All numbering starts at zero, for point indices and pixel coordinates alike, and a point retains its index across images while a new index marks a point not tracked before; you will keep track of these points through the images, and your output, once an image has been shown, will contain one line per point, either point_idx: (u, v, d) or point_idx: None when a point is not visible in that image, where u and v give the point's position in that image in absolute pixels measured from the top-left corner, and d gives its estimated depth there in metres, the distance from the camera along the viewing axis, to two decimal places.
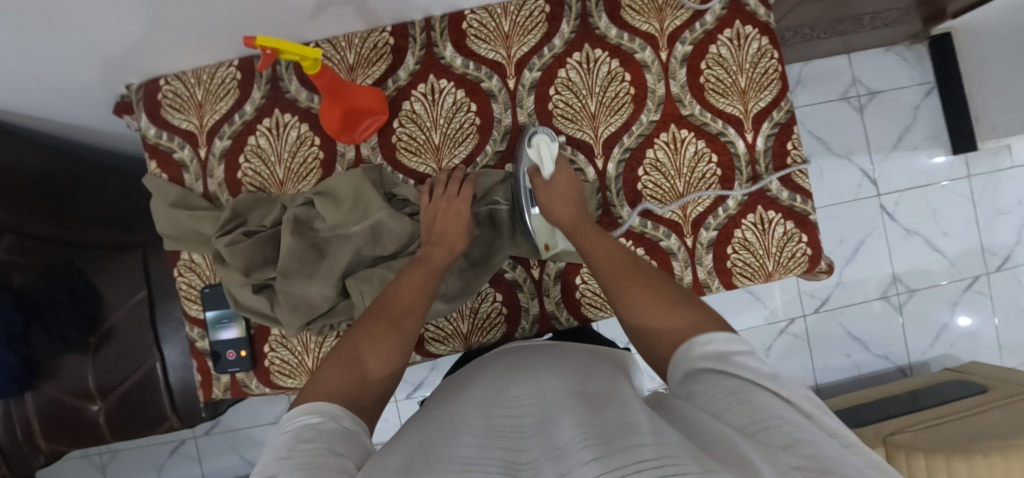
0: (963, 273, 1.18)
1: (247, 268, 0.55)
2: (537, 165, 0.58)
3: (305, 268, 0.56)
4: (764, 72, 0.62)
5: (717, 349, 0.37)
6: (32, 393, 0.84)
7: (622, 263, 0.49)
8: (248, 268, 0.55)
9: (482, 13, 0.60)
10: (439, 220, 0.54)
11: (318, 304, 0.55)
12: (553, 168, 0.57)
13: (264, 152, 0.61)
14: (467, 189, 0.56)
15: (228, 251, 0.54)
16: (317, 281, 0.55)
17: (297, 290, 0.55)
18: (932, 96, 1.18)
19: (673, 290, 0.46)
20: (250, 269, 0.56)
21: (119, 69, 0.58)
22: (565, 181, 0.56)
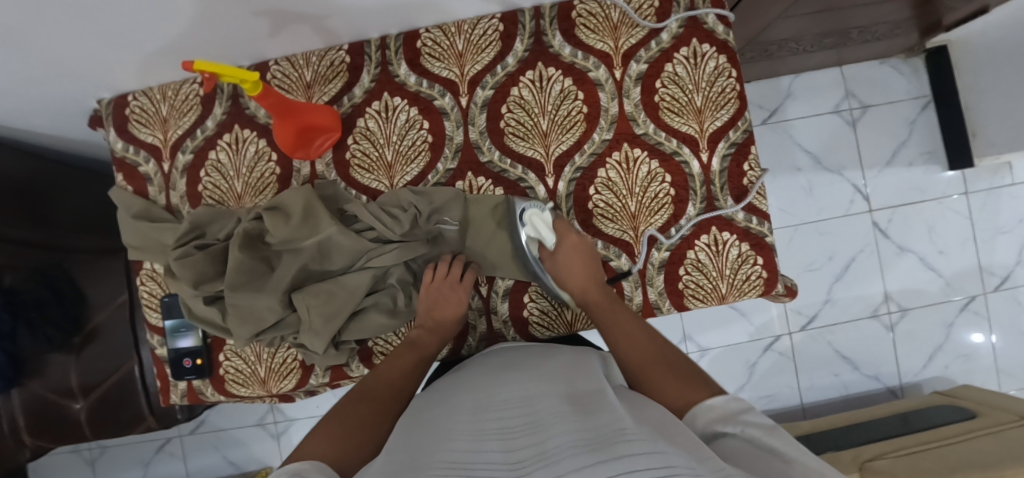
0: (959, 293, 1.14)
1: (196, 280, 0.56)
2: (537, 238, 0.57)
3: (253, 282, 0.57)
4: (721, 91, 0.61)
5: (727, 413, 0.37)
6: (18, 390, 0.88)
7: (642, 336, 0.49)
8: (198, 280, 0.56)
9: (436, 32, 0.61)
10: (437, 308, 0.56)
11: (265, 317, 0.56)
12: (553, 236, 0.57)
13: (224, 166, 0.63)
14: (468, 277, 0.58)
15: (178, 263, 0.55)
16: (264, 295, 0.56)
17: (245, 303, 0.56)
18: (930, 110, 1.14)
19: (692, 370, 0.45)
20: (200, 281, 0.56)
21: (86, 85, 0.60)
22: (573, 245, 0.56)
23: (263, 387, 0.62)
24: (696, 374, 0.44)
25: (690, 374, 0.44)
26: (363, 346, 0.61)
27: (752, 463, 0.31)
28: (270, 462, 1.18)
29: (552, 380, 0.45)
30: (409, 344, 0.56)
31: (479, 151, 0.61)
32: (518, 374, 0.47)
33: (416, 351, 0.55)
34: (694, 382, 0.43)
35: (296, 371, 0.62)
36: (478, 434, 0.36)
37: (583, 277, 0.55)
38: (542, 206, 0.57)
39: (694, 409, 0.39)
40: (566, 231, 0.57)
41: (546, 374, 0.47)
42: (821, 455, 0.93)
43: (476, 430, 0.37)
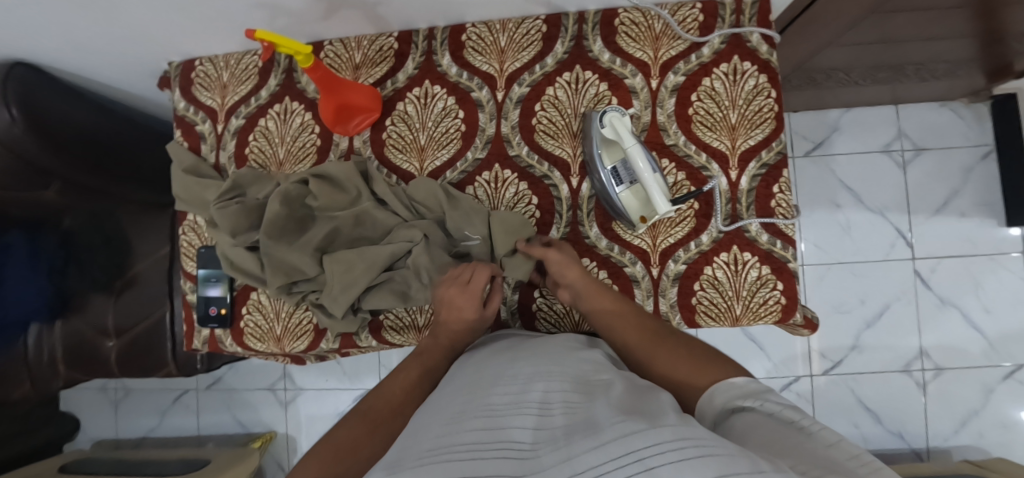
0: (1004, 358, 1.06)
1: (234, 230, 0.60)
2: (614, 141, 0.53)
3: (286, 238, 0.60)
4: (757, 110, 0.60)
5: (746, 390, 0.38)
6: (63, 323, 0.97)
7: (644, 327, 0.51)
8: (235, 230, 0.61)
9: (482, 27, 0.64)
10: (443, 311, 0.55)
11: (296, 269, 0.60)
12: (631, 140, 0.53)
13: (271, 134, 0.67)
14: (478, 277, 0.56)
15: (219, 212, 0.60)
16: (294, 250, 0.59)
17: (278, 256, 0.59)
18: (990, 159, 1.07)
19: (701, 350, 0.48)
20: (238, 231, 0.61)
21: (160, 47, 0.66)
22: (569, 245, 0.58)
23: (278, 344, 0.66)
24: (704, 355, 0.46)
25: (702, 354, 0.46)
26: (374, 318, 0.64)
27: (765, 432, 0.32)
28: (275, 428, 1.22)
29: (563, 365, 0.45)
30: (419, 356, 0.56)
31: (508, 144, 0.62)
32: (530, 357, 0.47)
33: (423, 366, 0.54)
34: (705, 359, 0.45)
35: (309, 333, 0.64)
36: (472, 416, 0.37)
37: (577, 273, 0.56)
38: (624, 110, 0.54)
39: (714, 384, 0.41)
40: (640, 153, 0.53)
41: (556, 358, 0.47)
42: None
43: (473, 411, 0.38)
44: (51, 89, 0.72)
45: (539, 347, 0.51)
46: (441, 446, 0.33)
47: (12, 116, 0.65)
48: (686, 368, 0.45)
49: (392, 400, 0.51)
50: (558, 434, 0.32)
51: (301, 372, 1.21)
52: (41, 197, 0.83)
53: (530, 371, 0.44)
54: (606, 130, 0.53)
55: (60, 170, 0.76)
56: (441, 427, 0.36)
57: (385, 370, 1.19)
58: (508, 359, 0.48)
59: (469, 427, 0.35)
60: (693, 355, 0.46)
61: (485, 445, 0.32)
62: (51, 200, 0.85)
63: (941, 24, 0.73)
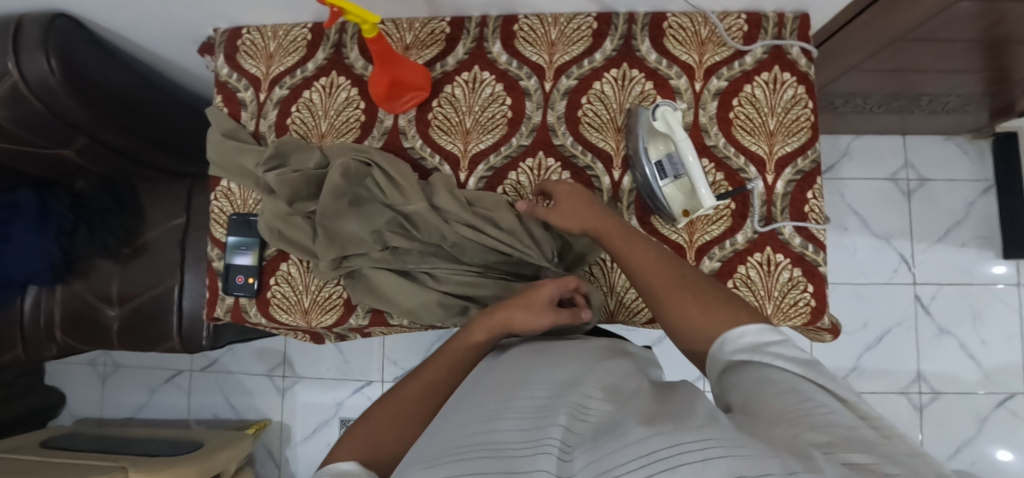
0: (998, 388, 1.09)
1: (291, 197, 0.60)
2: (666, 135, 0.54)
3: (342, 211, 0.59)
4: (795, 119, 0.63)
5: (752, 340, 0.36)
6: (63, 286, 0.94)
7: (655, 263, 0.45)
8: (292, 198, 0.60)
9: (534, 19, 0.65)
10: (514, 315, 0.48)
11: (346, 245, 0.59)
12: (684, 134, 0.54)
13: (314, 106, 0.67)
14: (543, 291, 0.50)
15: (277, 179, 0.59)
16: (353, 220, 0.60)
17: (335, 226, 0.59)
18: (989, 194, 1.12)
19: (713, 288, 0.42)
20: (294, 199, 0.60)
21: (210, 12, 0.66)
22: (564, 194, 0.55)
23: (305, 317, 0.65)
24: (717, 293, 0.42)
25: (713, 295, 0.41)
26: None
27: (777, 395, 0.31)
28: (269, 416, 1.19)
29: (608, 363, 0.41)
30: (458, 340, 0.49)
31: (553, 134, 0.64)
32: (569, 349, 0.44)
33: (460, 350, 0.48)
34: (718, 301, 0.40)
35: (338, 307, 0.64)
36: (479, 405, 0.36)
37: (578, 224, 0.52)
38: (675, 105, 0.55)
39: (724, 334, 0.38)
40: (690, 145, 0.54)
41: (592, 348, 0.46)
42: None
43: (480, 400, 0.36)
44: (93, 47, 0.71)
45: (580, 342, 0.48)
46: (455, 445, 0.31)
47: (50, 67, 0.65)
48: (707, 314, 0.40)
49: (427, 389, 0.46)
50: (587, 437, 0.30)
51: (301, 359, 1.19)
52: (61, 155, 0.82)
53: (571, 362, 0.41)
54: (658, 123, 0.54)
55: (87, 128, 0.75)
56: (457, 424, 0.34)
57: (388, 363, 1.17)
58: (538, 348, 0.45)
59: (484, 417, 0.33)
60: (705, 293, 0.41)
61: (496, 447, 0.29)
62: (69, 159, 0.83)
63: (958, 58, 0.77)
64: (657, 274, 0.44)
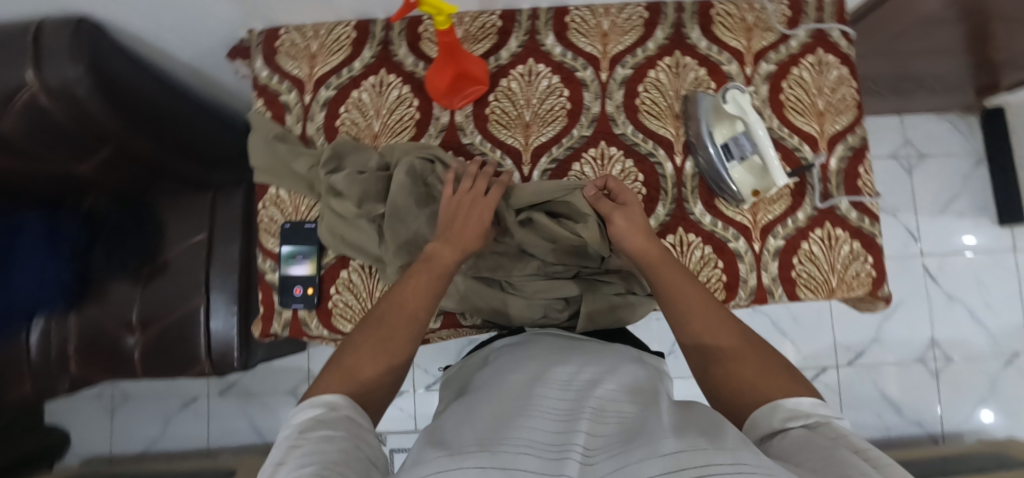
0: (1004, 347, 1.16)
1: (360, 199, 0.59)
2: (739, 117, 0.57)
3: (407, 209, 0.58)
4: (842, 98, 0.65)
5: (798, 411, 0.37)
6: (76, 314, 0.88)
7: (718, 311, 0.46)
8: (361, 199, 0.59)
9: (585, 11, 0.65)
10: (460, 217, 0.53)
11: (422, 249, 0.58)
12: (756, 115, 0.56)
13: (365, 105, 0.65)
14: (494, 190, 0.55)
15: (346, 179, 0.58)
16: (418, 214, 0.59)
17: (400, 227, 0.58)
18: (981, 167, 1.20)
19: (768, 357, 0.43)
20: (363, 201, 0.59)
21: (250, 12, 0.64)
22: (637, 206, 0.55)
23: None
24: (780, 369, 0.42)
25: (773, 366, 0.42)
26: None
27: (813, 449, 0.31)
28: None
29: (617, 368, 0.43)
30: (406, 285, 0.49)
31: (613, 123, 0.64)
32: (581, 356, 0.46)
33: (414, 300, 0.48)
34: (778, 373, 0.41)
35: None
36: (498, 413, 0.35)
37: (640, 240, 0.52)
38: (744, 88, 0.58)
39: (776, 400, 0.38)
40: (762, 124, 0.56)
41: (599, 358, 0.46)
42: None
43: (498, 408, 0.36)
44: (116, 52, 0.67)
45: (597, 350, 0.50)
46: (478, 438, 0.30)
47: (77, 74, 0.61)
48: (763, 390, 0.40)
49: (384, 342, 0.46)
50: (608, 440, 0.30)
51: None
52: (74, 172, 0.77)
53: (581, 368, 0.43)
54: (729, 105, 0.57)
55: (110, 139, 0.70)
56: (478, 423, 0.33)
57: (420, 370, 1.15)
58: (552, 358, 0.47)
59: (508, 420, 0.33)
60: (762, 359, 0.42)
61: (507, 439, 0.30)
62: (83, 176, 0.78)
63: (964, 38, 0.82)
64: (712, 324, 0.45)
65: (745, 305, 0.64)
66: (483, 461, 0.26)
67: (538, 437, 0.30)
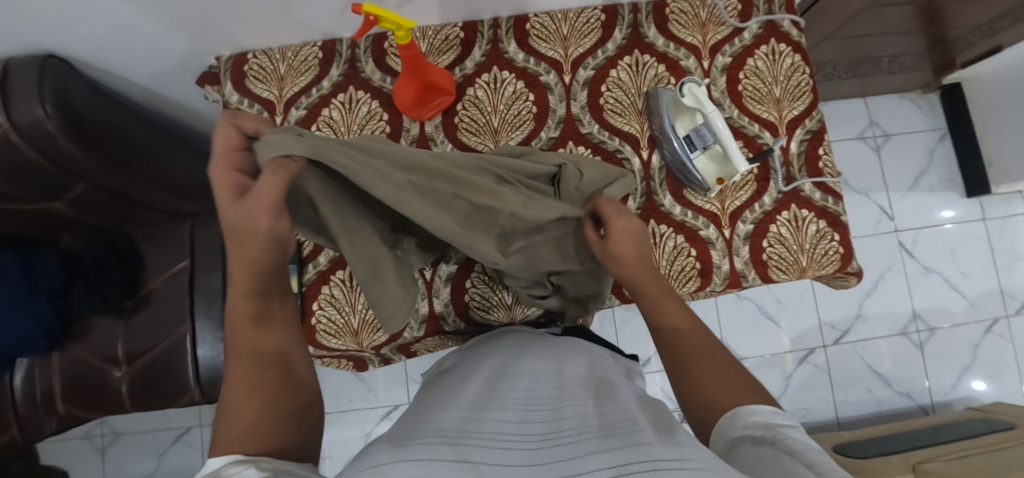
0: (983, 314, 1.19)
1: None
2: (698, 108, 0.59)
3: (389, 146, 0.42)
4: (797, 85, 0.68)
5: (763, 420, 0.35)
6: (60, 353, 0.89)
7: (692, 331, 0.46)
8: None
9: (544, 17, 0.67)
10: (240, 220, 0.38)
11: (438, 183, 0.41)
12: (713, 105, 0.59)
13: (336, 123, 0.67)
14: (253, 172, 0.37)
15: None
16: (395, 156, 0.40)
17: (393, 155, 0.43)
18: (946, 141, 1.23)
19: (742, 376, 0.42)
20: None
21: (217, 38, 0.65)
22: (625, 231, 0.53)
23: (355, 339, 0.63)
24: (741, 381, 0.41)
25: (741, 378, 0.41)
26: (458, 301, 0.64)
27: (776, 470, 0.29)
28: None
29: (565, 370, 0.47)
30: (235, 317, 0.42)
31: (579, 123, 0.66)
32: (536, 358, 0.50)
33: (241, 316, 0.41)
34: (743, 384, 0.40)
35: None
36: (473, 405, 0.40)
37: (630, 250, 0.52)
38: (699, 81, 0.60)
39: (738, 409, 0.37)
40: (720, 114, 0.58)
41: (551, 354, 0.52)
42: (868, 460, 0.94)
43: (471, 399, 0.42)
44: (84, 85, 0.67)
45: (551, 348, 0.54)
46: (458, 427, 0.35)
47: (46, 112, 0.61)
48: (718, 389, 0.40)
49: (251, 383, 0.38)
50: (562, 429, 0.34)
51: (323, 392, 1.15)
52: (50, 210, 0.77)
53: (536, 371, 0.47)
54: (686, 97, 0.59)
55: (85, 174, 0.71)
56: (456, 413, 0.38)
57: (413, 381, 1.15)
58: (511, 358, 0.51)
59: (482, 412, 0.38)
60: (731, 376, 0.41)
61: (472, 432, 0.34)
62: (58, 213, 0.78)
63: (910, 18, 0.86)
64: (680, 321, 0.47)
65: (720, 290, 0.66)
66: (432, 452, 0.29)
67: (498, 430, 0.35)
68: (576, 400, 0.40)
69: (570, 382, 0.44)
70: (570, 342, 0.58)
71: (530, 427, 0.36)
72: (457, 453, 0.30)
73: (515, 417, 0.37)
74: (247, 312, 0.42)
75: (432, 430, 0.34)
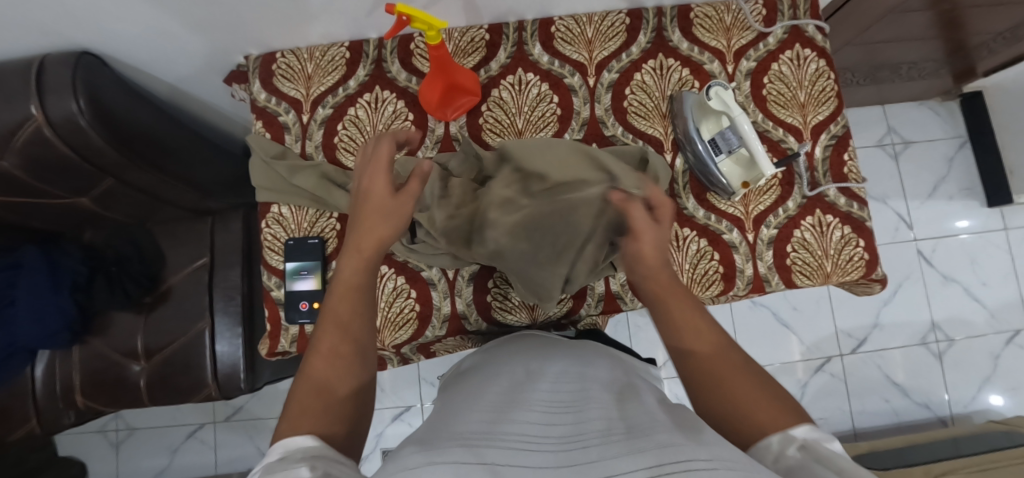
0: (1004, 325, 1.17)
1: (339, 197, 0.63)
2: (725, 112, 0.59)
3: None
4: (822, 90, 0.67)
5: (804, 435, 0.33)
6: (81, 347, 0.90)
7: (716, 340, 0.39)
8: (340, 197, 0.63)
9: (569, 20, 0.68)
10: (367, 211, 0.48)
11: None
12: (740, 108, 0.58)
13: (361, 122, 0.67)
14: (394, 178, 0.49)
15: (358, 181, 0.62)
16: None
17: None
18: (966, 149, 1.22)
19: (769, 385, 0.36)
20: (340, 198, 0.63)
21: (247, 37, 0.66)
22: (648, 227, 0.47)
23: (377, 337, 0.64)
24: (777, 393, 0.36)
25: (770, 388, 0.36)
26: (480, 300, 0.64)
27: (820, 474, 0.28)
28: None
29: (588, 374, 0.47)
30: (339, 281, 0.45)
31: (603, 126, 0.66)
32: (557, 361, 0.50)
33: (351, 287, 0.44)
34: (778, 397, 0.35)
35: (412, 321, 0.64)
36: (500, 408, 0.40)
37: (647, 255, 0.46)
38: (726, 84, 0.60)
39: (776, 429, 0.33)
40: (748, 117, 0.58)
41: (576, 358, 0.52)
42: (887, 471, 0.92)
43: (499, 401, 0.42)
44: (116, 84, 0.69)
45: (571, 353, 0.54)
46: (486, 431, 0.34)
47: (79, 107, 0.63)
48: (745, 392, 0.36)
49: (334, 382, 0.38)
50: (586, 432, 0.34)
51: None
52: (76, 204, 0.78)
53: (558, 374, 0.47)
54: (713, 101, 0.59)
55: (112, 169, 0.72)
56: (482, 416, 0.38)
57: (426, 383, 1.15)
58: (532, 361, 0.51)
59: (510, 415, 0.38)
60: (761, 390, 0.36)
61: (494, 435, 0.33)
62: (84, 208, 0.79)
63: (931, 25, 0.86)
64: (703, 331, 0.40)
65: (742, 295, 0.65)
66: (457, 454, 0.29)
67: (523, 430, 0.35)
68: (596, 403, 0.39)
69: (592, 385, 0.44)
70: (586, 346, 0.57)
71: (553, 430, 0.35)
72: (481, 454, 0.29)
73: (546, 421, 0.37)
74: (352, 285, 0.45)
75: (458, 434, 0.34)
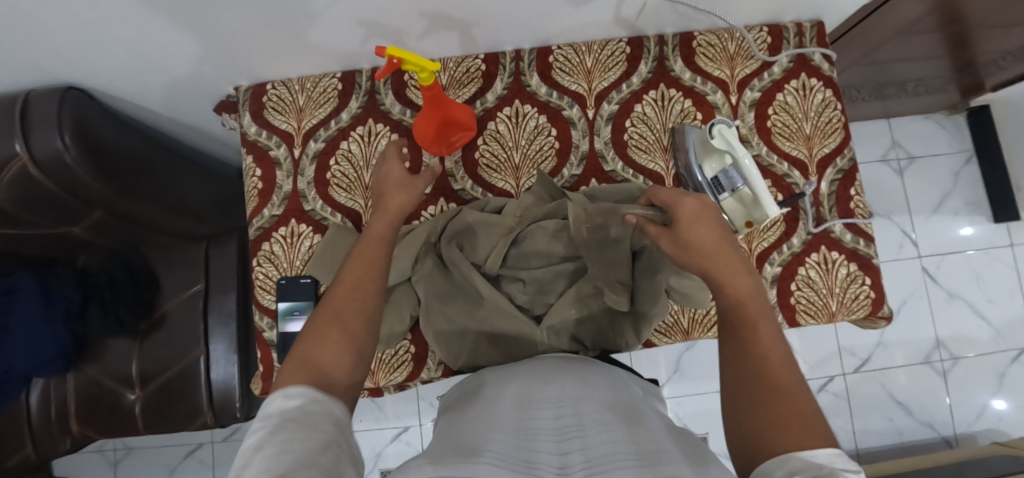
0: (1010, 343, 1.16)
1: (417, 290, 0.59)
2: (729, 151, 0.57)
3: None
4: (828, 121, 0.65)
5: None
6: (75, 373, 0.89)
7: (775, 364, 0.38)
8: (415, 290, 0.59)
9: (567, 49, 0.66)
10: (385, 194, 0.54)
11: None
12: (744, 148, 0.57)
13: (354, 157, 0.65)
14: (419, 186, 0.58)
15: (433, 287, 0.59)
16: None
17: None
18: (972, 164, 1.20)
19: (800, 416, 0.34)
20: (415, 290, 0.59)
21: (236, 68, 0.64)
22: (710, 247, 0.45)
23: (372, 378, 0.63)
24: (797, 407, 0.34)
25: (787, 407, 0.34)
26: None
27: None
28: None
29: (592, 394, 0.43)
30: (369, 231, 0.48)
31: (603, 160, 0.65)
32: (561, 380, 0.45)
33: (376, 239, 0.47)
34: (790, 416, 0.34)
35: (408, 363, 0.63)
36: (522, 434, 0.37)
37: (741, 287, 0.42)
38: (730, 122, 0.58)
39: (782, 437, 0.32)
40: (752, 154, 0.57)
41: (581, 376, 0.48)
42: None
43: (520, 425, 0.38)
44: (104, 115, 0.67)
45: (569, 369, 0.49)
46: (520, 459, 0.32)
47: (64, 143, 0.61)
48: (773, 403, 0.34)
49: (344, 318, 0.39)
50: (587, 463, 0.31)
51: None
52: (67, 233, 0.77)
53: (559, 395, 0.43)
54: (716, 139, 0.57)
55: (102, 202, 0.71)
56: (507, 440, 0.35)
57: (425, 402, 1.14)
58: (534, 380, 0.47)
59: (530, 444, 0.35)
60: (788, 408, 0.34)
61: (515, 463, 0.31)
62: (75, 236, 0.78)
63: (939, 45, 0.84)
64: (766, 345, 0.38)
65: None
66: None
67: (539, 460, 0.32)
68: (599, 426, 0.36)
69: (596, 405, 0.40)
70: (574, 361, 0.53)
71: (557, 456, 0.33)
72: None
73: (554, 449, 0.34)
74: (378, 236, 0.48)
75: (480, 453, 0.31)
